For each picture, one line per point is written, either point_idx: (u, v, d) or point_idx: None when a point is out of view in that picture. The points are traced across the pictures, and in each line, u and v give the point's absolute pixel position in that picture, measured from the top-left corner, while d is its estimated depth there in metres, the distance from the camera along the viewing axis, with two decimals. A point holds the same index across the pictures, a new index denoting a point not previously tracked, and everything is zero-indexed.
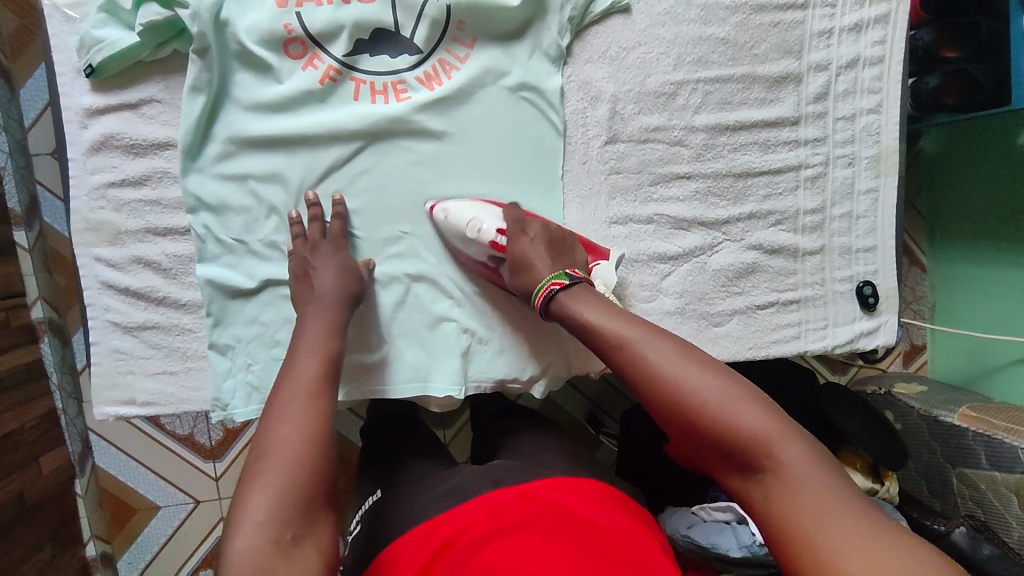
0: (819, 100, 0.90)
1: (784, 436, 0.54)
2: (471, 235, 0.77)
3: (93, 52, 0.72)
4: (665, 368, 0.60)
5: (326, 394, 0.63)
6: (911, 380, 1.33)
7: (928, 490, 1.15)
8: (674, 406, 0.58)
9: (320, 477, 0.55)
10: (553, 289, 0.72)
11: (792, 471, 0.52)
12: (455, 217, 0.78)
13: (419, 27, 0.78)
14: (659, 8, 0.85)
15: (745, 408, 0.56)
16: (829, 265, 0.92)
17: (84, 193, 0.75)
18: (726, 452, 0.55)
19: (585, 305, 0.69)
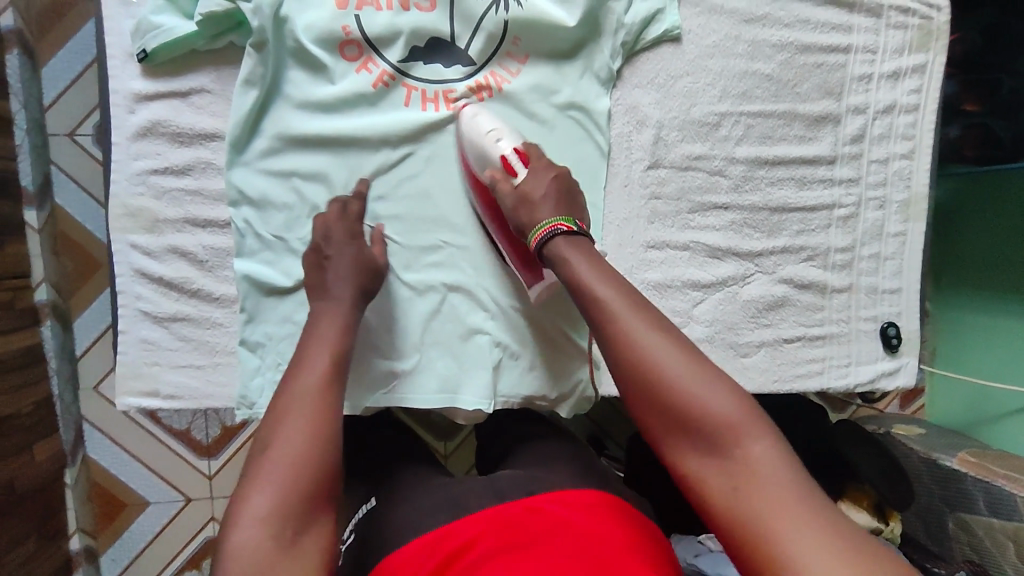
0: (855, 141, 0.91)
1: (751, 426, 0.52)
2: (487, 142, 0.75)
3: (149, 37, 0.71)
4: (638, 339, 0.58)
5: (336, 397, 0.59)
6: (910, 422, 1.35)
7: (924, 531, 1.15)
8: (644, 379, 0.56)
9: (324, 483, 0.53)
10: (557, 229, 0.67)
11: (754, 461, 0.50)
12: (480, 122, 0.76)
13: (475, 39, 0.78)
14: (709, 40, 0.85)
15: (716, 392, 0.54)
16: (855, 304, 0.94)
17: (124, 178, 0.74)
18: (688, 431, 0.53)
19: (581, 253, 0.66)
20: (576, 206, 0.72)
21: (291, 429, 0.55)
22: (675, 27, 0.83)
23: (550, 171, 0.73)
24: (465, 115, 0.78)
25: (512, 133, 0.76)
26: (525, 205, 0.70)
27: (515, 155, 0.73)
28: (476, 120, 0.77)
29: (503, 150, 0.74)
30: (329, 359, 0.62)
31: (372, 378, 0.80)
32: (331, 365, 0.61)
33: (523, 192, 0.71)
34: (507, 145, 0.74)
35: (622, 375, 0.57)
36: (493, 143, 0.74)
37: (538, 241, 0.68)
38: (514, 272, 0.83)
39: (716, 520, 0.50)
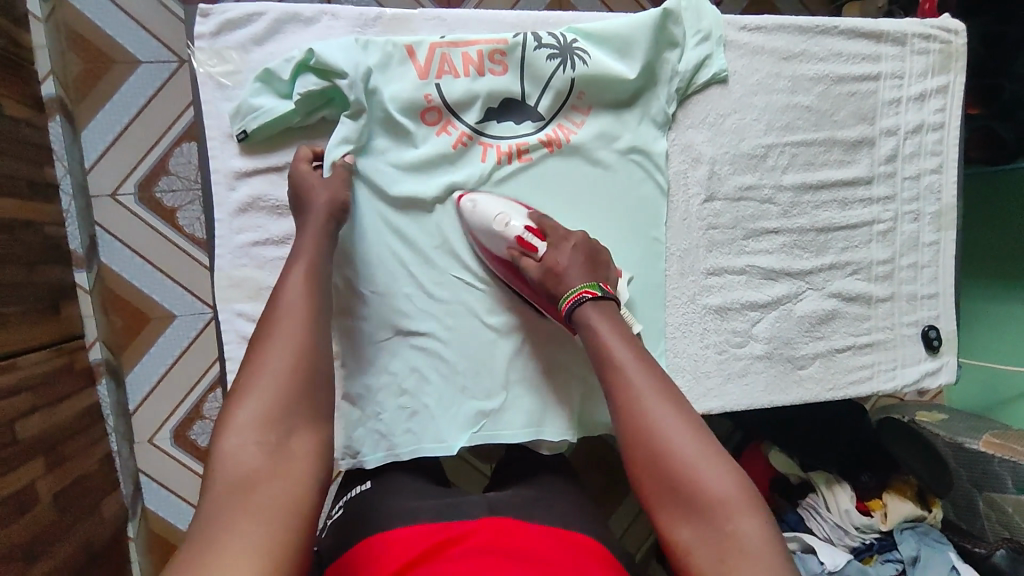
0: (889, 161, 0.98)
1: (743, 507, 0.58)
2: (498, 228, 0.80)
3: (249, 119, 0.77)
4: (650, 409, 0.64)
5: (318, 311, 0.65)
6: (931, 407, 1.37)
7: (954, 510, 1.17)
8: (652, 446, 0.62)
9: (308, 398, 0.60)
10: (585, 296, 0.74)
11: (739, 535, 0.56)
12: (485, 210, 0.81)
13: (544, 96, 0.84)
14: (753, 78, 0.92)
15: (715, 470, 0.60)
16: (898, 312, 1.00)
17: (228, 251, 0.79)
18: (683, 498, 0.60)
19: (604, 318, 0.72)
20: (602, 267, 0.79)
21: (275, 355, 0.60)
22: (723, 70, 0.90)
23: (569, 241, 0.79)
24: (460, 206, 0.83)
25: (518, 212, 0.81)
26: (555, 277, 0.77)
27: (530, 232, 0.79)
28: (478, 206, 0.81)
29: (517, 230, 0.79)
30: (307, 277, 0.67)
31: (465, 418, 0.85)
32: (311, 288, 0.66)
33: (550, 264, 0.77)
34: (518, 224, 0.79)
35: (632, 439, 0.64)
36: (503, 228, 0.79)
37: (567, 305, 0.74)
38: None
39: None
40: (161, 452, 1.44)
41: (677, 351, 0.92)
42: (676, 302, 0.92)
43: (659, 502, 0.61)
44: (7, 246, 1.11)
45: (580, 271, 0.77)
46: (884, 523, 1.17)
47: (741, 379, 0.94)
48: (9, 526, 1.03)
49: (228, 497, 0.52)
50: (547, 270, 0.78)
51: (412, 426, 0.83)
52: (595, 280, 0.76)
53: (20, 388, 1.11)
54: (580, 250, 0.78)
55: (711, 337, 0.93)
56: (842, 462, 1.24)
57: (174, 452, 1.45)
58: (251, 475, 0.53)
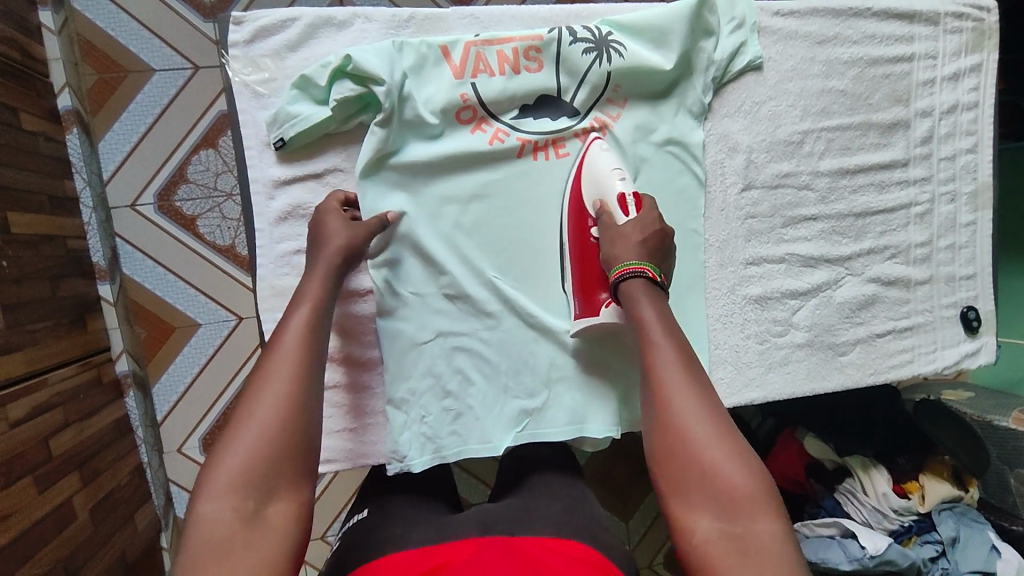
0: (925, 142, 0.97)
1: (762, 505, 0.52)
2: (610, 175, 0.79)
3: (286, 126, 0.76)
4: (677, 390, 0.58)
5: (313, 365, 0.60)
6: (958, 386, 1.36)
7: (983, 489, 1.20)
8: (673, 430, 0.56)
9: (296, 458, 0.54)
10: (643, 273, 0.68)
11: (758, 536, 0.50)
12: (604, 159, 0.80)
13: (580, 90, 0.83)
14: (787, 64, 0.91)
15: (738, 461, 0.53)
16: (936, 294, 1.00)
17: (270, 261, 0.79)
18: (702, 489, 0.53)
19: (640, 296, 0.66)
20: (662, 256, 0.73)
21: (267, 400, 0.55)
22: (758, 57, 0.89)
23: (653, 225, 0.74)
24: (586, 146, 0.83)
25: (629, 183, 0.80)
26: (620, 240, 0.72)
27: (632, 198, 0.77)
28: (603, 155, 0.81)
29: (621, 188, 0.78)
30: (306, 325, 0.62)
31: (508, 418, 0.84)
32: (309, 338, 0.61)
33: (614, 232, 0.74)
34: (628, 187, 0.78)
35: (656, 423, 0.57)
36: (615, 179, 0.78)
37: (618, 276, 0.69)
38: None
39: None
40: (190, 460, 1.44)
41: (718, 342, 0.92)
42: (716, 294, 0.92)
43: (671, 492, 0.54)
44: (31, 261, 1.10)
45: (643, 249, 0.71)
46: (922, 505, 1.17)
47: (782, 368, 0.93)
48: (49, 542, 1.03)
49: (201, 563, 0.47)
50: (607, 235, 0.74)
51: (457, 428, 0.83)
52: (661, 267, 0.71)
53: (52, 404, 1.10)
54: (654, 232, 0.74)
55: (750, 326, 0.93)
56: (877, 445, 1.22)
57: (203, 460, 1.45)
58: (224, 542, 0.48)
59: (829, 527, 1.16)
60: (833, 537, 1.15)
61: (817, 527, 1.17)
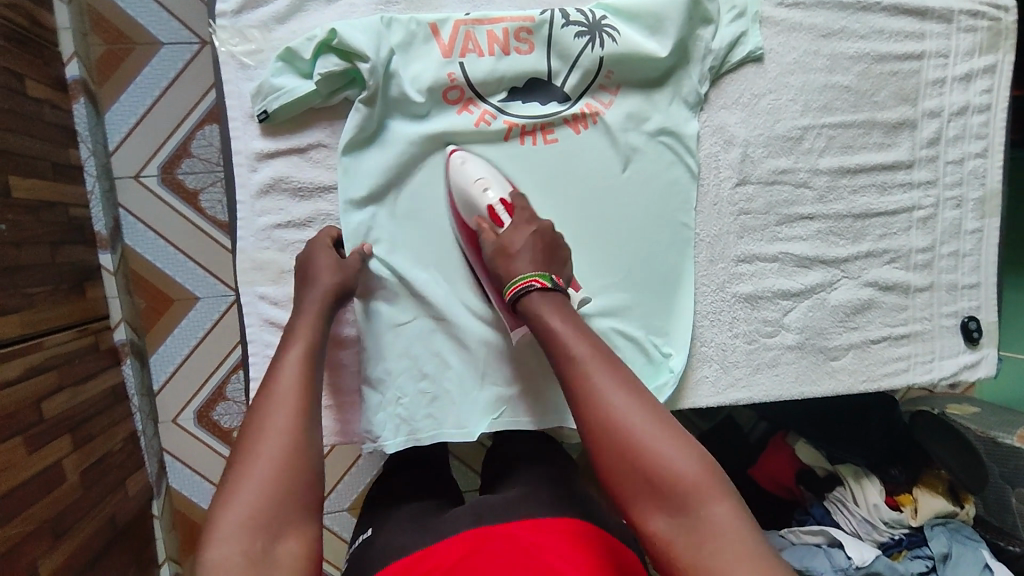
0: (932, 144, 0.94)
1: (715, 489, 0.51)
2: (475, 193, 0.77)
3: (270, 99, 0.75)
4: (610, 398, 0.56)
5: (312, 401, 0.60)
6: (962, 401, 1.32)
7: (984, 506, 1.16)
8: (612, 440, 0.54)
9: (301, 494, 0.54)
10: (531, 286, 0.66)
11: (716, 524, 0.49)
12: (469, 170, 0.78)
13: (571, 75, 0.82)
14: (789, 57, 0.88)
15: (682, 451, 0.53)
16: (937, 301, 0.97)
17: (251, 234, 0.79)
18: (654, 492, 0.52)
19: (549, 308, 0.64)
20: (557, 259, 0.72)
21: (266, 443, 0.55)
22: (758, 48, 0.87)
23: (529, 227, 0.73)
24: (449, 160, 0.80)
25: (501, 183, 0.77)
26: (507, 259, 0.70)
27: (502, 205, 0.75)
28: (464, 166, 0.78)
29: (490, 200, 0.76)
30: (303, 364, 0.62)
31: (485, 405, 0.83)
32: (304, 373, 0.62)
33: (504, 243, 0.71)
34: (495, 194, 0.76)
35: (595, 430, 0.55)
36: (481, 192, 0.76)
37: (511, 295, 0.67)
38: (612, 292, 0.85)
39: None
40: (185, 432, 1.45)
41: (705, 340, 0.90)
42: (705, 290, 0.90)
43: (627, 502, 0.53)
44: (32, 226, 1.11)
45: (531, 256, 0.69)
46: (913, 519, 1.15)
47: (771, 370, 0.91)
48: (36, 502, 1.04)
49: None
50: (495, 251, 0.72)
51: (432, 411, 0.82)
52: (548, 271, 0.69)
53: (46, 367, 1.12)
54: (535, 232, 0.72)
55: (738, 325, 0.90)
56: (871, 457, 1.19)
57: (197, 432, 1.46)
58: None
59: (817, 535, 1.14)
60: (820, 545, 1.13)
61: (805, 534, 1.15)
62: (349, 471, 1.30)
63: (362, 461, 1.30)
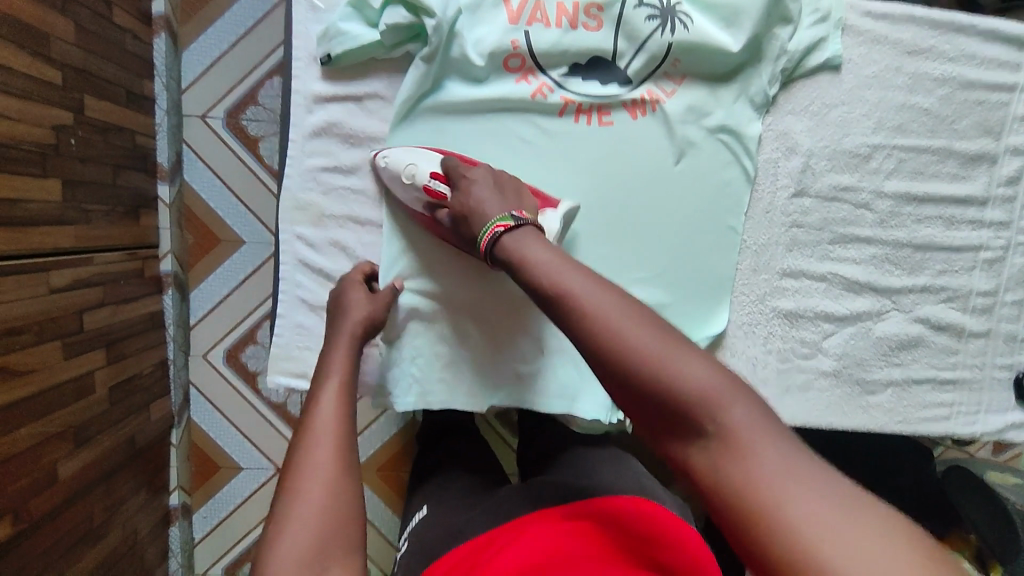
0: (1011, 183, 0.88)
1: (731, 393, 0.46)
2: (407, 180, 0.75)
3: (334, 43, 0.76)
4: (608, 317, 0.50)
5: (351, 431, 0.60)
6: (1005, 468, 1.24)
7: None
8: (615, 361, 0.49)
9: (352, 515, 0.53)
10: (496, 231, 0.63)
11: (735, 435, 0.44)
12: (394, 161, 0.76)
13: (637, 58, 0.80)
14: (868, 70, 0.84)
15: (691, 359, 0.47)
16: (991, 350, 0.91)
17: (297, 173, 0.80)
18: (665, 411, 0.47)
19: (529, 242, 0.60)
20: (517, 198, 0.69)
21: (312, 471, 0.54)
22: (837, 56, 0.83)
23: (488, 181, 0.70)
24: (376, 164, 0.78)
25: (427, 158, 0.75)
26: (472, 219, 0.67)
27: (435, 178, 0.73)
28: (389, 161, 0.77)
29: (422, 179, 0.74)
30: (339, 394, 0.62)
31: (498, 378, 0.83)
32: (342, 403, 0.62)
33: (457, 209, 0.70)
34: (424, 171, 0.74)
35: (596, 357, 0.50)
36: (411, 178, 0.75)
37: (489, 240, 0.63)
38: (644, 286, 0.83)
39: (708, 501, 0.44)
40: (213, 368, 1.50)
41: (735, 351, 0.86)
42: (743, 300, 0.86)
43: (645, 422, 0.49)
44: (99, 147, 1.16)
45: (498, 202, 0.67)
46: None
47: (801, 393, 0.87)
48: (64, 408, 1.08)
49: None
50: (457, 214, 0.70)
51: (446, 376, 0.82)
52: (510, 211, 0.66)
53: (93, 282, 1.16)
54: (489, 184, 0.69)
55: (772, 341, 0.87)
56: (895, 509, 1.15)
57: (224, 371, 1.50)
58: None
59: None
60: None
61: None
62: (364, 432, 1.33)
63: (376, 425, 1.33)
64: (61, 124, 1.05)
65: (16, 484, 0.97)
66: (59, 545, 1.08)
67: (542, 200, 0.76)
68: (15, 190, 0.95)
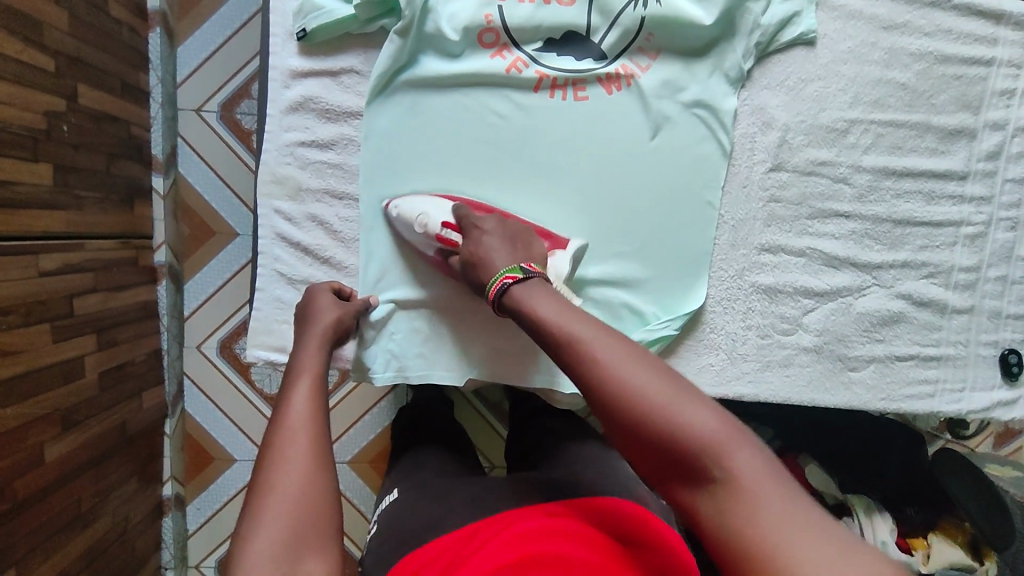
0: (991, 158, 0.88)
1: (736, 440, 0.47)
2: (419, 229, 0.77)
3: (310, 18, 0.78)
4: (613, 364, 0.51)
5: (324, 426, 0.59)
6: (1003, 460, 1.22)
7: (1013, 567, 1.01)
8: (619, 404, 0.49)
9: (323, 512, 0.53)
10: (507, 284, 0.63)
11: (741, 481, 0.45)
12: (406, 212, 0.78)
13: (610, 33, 0.80)
14: (844, 45, 0.84)
15: (695, 407, 0.48)
16: (975, 327, 0.90)
17: (274, 148, 0.81)
18: (670, 458, 0.47)
19: (531, 285, 0.62)
20: (524, 243, 0.71)
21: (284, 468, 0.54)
22: (811, 30, 0.83)
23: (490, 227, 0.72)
24: (388, 213, 0.80)
25: (438, 208, 0.77)
26: (482, 265, 0.68)
27: (448, 228, 0.75)
28: (401, 210, 0.78)
29: (435, 229, 0.76)
30: (313, 393, 0.61)
31: (477, 354, 0.83)
32: (314, 397, 0.61)
33: (468, 256, 0.70)
34: (435, 222, 0.76)
35: (600, 402, 0.51)
36: (423, 228, 0.77)
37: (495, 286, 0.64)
38: (622, 263, 0.84)
39: (713, 546, 0.45)
40: (207, 360, 1.51)
41: (714, 327, 0.86)
42: (721, 275, 0.86)
43: (651, 469, 0.49)
44: (93, 134, 1.18)
45: (506, 250, 0.68)
46: (924, 565, 1.04)
47: (781, 369, 0.87)
48: (51, 390, 1.10)
49: None
50: (467, 262, 0.70)
51: (423, 351, 0.82)
52: (518, 262, 0.66)
53: (83, 267, 1.18)
54: (498, 232, 0.71)
55: (751, 317, 0.87)
56: (888, 492, 1.12)
57: (218, 363, 1.52)
58: None
59: None
60: None
61: None
62: (357, 422, 1.33)
63: (369, 416, 1.33)
64: (53, 111, 1.07)
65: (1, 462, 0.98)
66: (46, 527, 1.08)
67: (551, 241, 0.78)
68: (3, 172, 0.97)
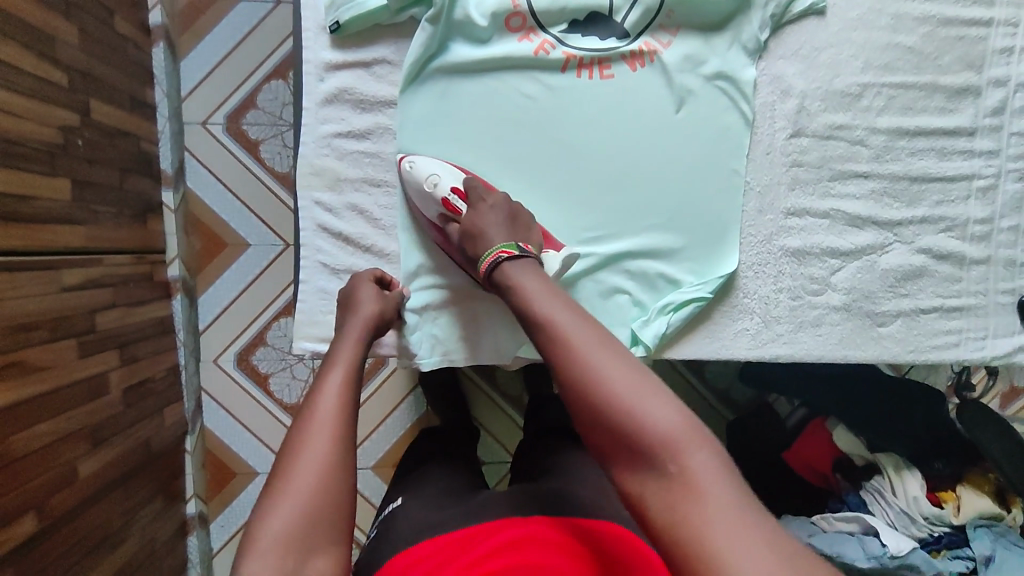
0: (996, 114, 0.92)
1: (695, 440, 0.48)
2: (428, 190, 0.79)
3: (343, 11, 0.80)
4: (586, 351, 0.52)
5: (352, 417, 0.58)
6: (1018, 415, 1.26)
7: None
8: (585, 390, 0.51)
9: (339, 505, 0.52)
10: (500, 257, 0.66)
11: (690, 481, 0.46)
12: (421, 169, 0.79)
13: (632, 11, 0.83)
14: (853, 13, 0.88)
15: (660, 403, 0.49)
16: (992, 276, 0.94)
17: (312, 140, 0.82)
18: (625, 448, 0.48)
19: (523, 273, 0.63)
20: (523, 226, 0.74)
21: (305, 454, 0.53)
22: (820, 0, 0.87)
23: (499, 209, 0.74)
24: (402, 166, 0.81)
25: (451, 174, 0.79)
26: (479, 240, 0.71)
27: (457, 194, 0.78)
28: (415, 168, 0.80)
29: (444, 192, 0.78)
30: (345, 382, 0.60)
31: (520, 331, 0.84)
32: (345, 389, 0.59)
33: (469, 226, 0.73)
34: (446, 184, 0.78)
35: (568, 386, 0.52)
36: (432, 189, 0.78)
37: (491, 262, 0.66)
38: (654, 233, 0.86)
39: (656, 537, 0.46)
40: (225, 373, 1.50)
41: (747, 292, 0.89)
42: (750, 240, 0.89)
43: (605, 456, 0.50)
44: (106, 149, 1.18)
45: (505, 231, 0.71)
46: (956, 517, 1.08)
47: (813, 329, 0.90)
48: (79, 406, 1.08)
49: None
50: (467, 232, 0.73)
51: (467, 333, 0.83)
52: (515, 241, 0.69)
53: (103, 283, 1.17)
54: (501, 210, 0.74)
55: (780, 280, 0.89)
56: (916, 449, 1.13)
57: (235, 375, 1.51)
58: None
59: (850, 524, 1.04)
60: (853, 534, 1.02)
61: (836, 523, 1.05)
62: (380, 425, 1.33)
63: (393, 417, 1.33)
64: (68, 125, 1.07)
65: (35, 480, 0.96)
66: (79, 547, 1.06)
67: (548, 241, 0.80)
68: (25, 187, 0.97)
